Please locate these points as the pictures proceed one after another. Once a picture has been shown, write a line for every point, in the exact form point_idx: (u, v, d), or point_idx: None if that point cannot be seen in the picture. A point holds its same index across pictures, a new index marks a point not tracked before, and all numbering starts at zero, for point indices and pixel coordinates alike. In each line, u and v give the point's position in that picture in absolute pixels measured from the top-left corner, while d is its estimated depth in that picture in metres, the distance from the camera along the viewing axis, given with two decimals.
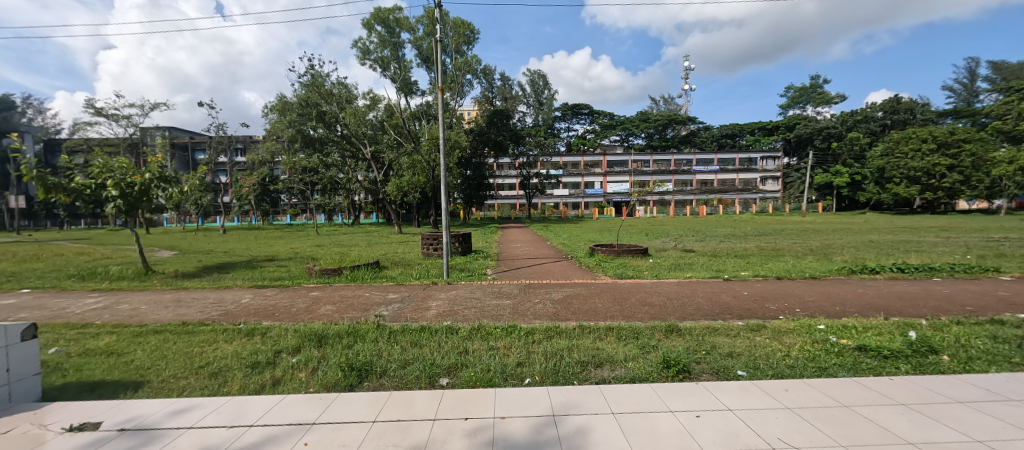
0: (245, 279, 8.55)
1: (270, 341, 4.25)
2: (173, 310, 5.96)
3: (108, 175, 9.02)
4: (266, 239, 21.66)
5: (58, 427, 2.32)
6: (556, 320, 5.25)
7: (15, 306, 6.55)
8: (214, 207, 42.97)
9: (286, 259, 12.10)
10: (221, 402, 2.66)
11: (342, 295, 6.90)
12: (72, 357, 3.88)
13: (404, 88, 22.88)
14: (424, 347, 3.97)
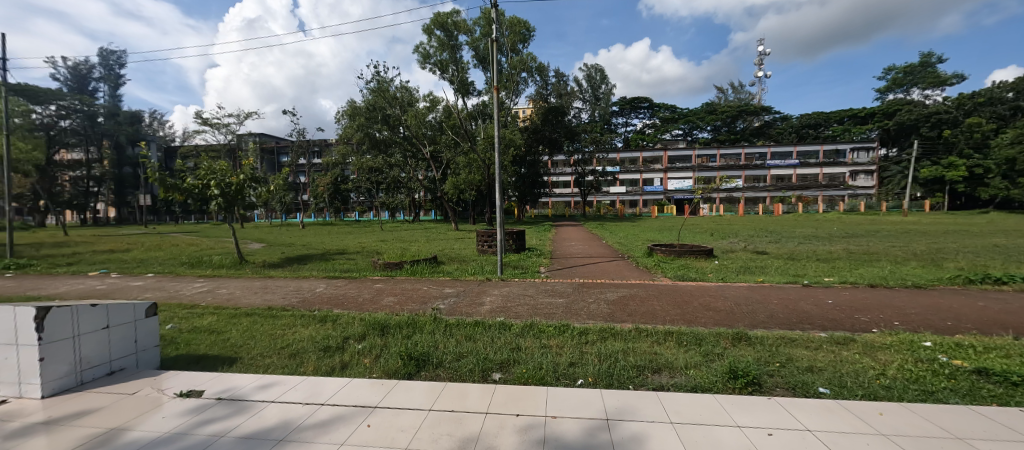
0: (319, 270, 9.43)
1: (340, 326, 4.65)
2: (261, 296, 6.77)
3: (212, 177, 10.43)
4: (337, 234, 23.69)
5: (172, 392, 2.75)
6: (611, 321, 5.08)
7: (143, 287, 7.89)
8: (297, 205, 47.97)
9: (354, 254, 13.09)
10: (299, 380, 2.96)
11: (404, 287, 7.34)
12: (183, 333, 4.59)
13: (462, 89, 23.62)
14: (478, 342, 4.07)
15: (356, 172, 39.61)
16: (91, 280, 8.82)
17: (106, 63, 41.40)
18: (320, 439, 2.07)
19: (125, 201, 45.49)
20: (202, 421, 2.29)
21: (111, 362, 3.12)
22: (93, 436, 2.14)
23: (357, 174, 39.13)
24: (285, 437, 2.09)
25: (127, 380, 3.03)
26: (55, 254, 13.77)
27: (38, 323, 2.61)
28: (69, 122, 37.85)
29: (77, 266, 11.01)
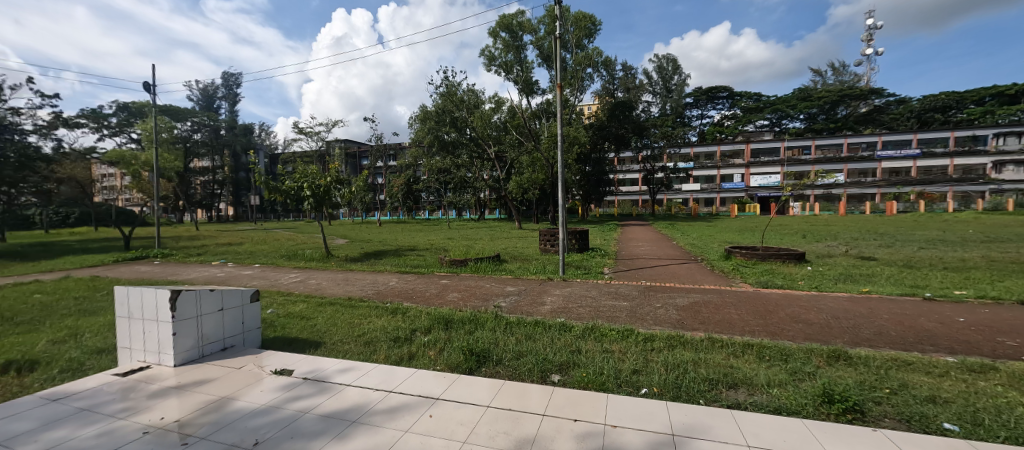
0: (393, 265, 10.21)
1: (409, 319, 4.98)
2: (343, 287, 7.53)
3: (306, 180, 11.82)
4: (409, 232, 25.43)
5: (269, 370, 3.17)
6: (680, 329, 4.73)
7: (253, 275, 9.25)
8: (376, 203, 52.41)
9: (423, 250, 13.93)
10: (371, 367, 3.23)
11: (467, 284, 7.63)
12: (281, 317, 5.29)
13: (526, 89, 23.82)
14: (537, 342, 4.07)
15: (426, 173, 42.06)
16: (216, 268, 10.58)
17: (227, 83, 48.84)
18: (388, 424, 2.23)
19: (240, 201, 53.50)
20: (293, 397, 2.61)
21: (224, 340, 3.71)
22: (210, 403, 2.56)
23: (426, 174, 41.48)
24: (358, 420, 2.29)
25: (234, 355, 3.58)
26: (191, 245, 16.72)
27: (171, 304, 3.19)
28: (201, 135, 45.51)
29: (206, 256, 13.25)
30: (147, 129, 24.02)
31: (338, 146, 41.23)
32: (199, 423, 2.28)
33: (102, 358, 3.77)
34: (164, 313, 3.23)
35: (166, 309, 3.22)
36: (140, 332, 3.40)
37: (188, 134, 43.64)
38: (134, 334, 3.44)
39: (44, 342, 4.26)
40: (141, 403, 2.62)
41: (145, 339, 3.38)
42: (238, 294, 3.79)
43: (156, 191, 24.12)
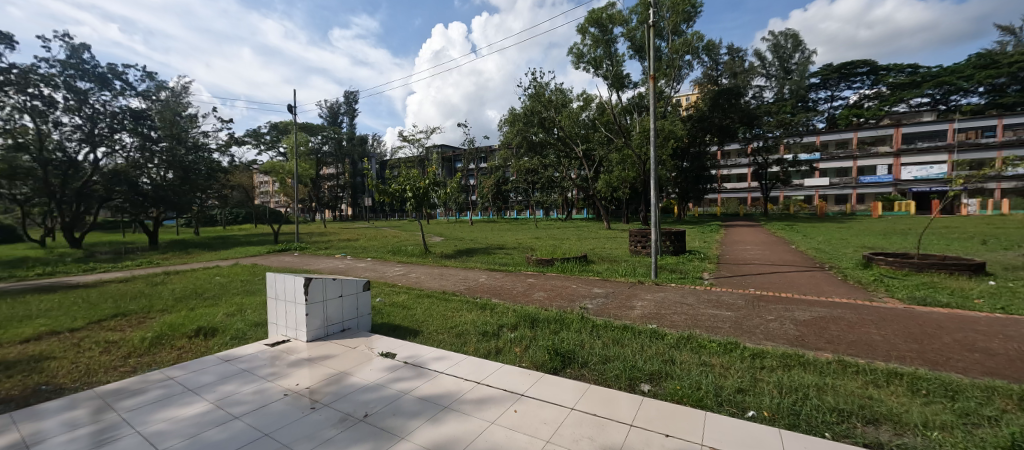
0: (483, 262, 10.76)
1: (496, 315, 5.17)
2: (439, 281, 8.18)
3: (409, 183, 13.15)
4: (498, 231, 26.50)
5: (377, 352, 3.59)
6: (800, 348, 4.01)
7: (367, 267, 10.63)
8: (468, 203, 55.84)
9: (511, 249, 14.39)
10: (462, 358, 3.43)
11: (553, 284, 7.62)
12: (387, 305, 5.97)
13: (616, 83, 22.90)
14: (625, 347, 3.86)
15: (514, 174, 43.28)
16: (339, 260, 12.46)
17: (348, 100, 56.44)
18: (476, 414, 2.34)
19: (357, 203, 61.94)
20: (396, 378, 2.92)
21: (343, 322, 4.33)
22: (332, 376, 3.01)
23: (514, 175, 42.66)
24: (450, 406, 2.45)
25: (350, 336, 4.14)
26: (322, 240, 20.01)
27: (304, 288, 3.83)
28: (329, 146, 53.61)
29: (331, 249, 15.68)
30: (292, 144, 29.30)
31: (436, 151, 44.85)
32: (323, 392, 2.70)
33: (258, 330, 4.72)
34: (300, 296, 3.91)
35: (301, 293, 3.88)
36: (283, 311, 4.17)
37: (321, 147, 51.99)
38: (279, 313, 4.23)
39: (223, 314, 5.50)
40: (284, 370, 3.21)
41: (287, 317, 4.13)
42: (354, 283, 4.38)
43: (298, 194, 29.37)
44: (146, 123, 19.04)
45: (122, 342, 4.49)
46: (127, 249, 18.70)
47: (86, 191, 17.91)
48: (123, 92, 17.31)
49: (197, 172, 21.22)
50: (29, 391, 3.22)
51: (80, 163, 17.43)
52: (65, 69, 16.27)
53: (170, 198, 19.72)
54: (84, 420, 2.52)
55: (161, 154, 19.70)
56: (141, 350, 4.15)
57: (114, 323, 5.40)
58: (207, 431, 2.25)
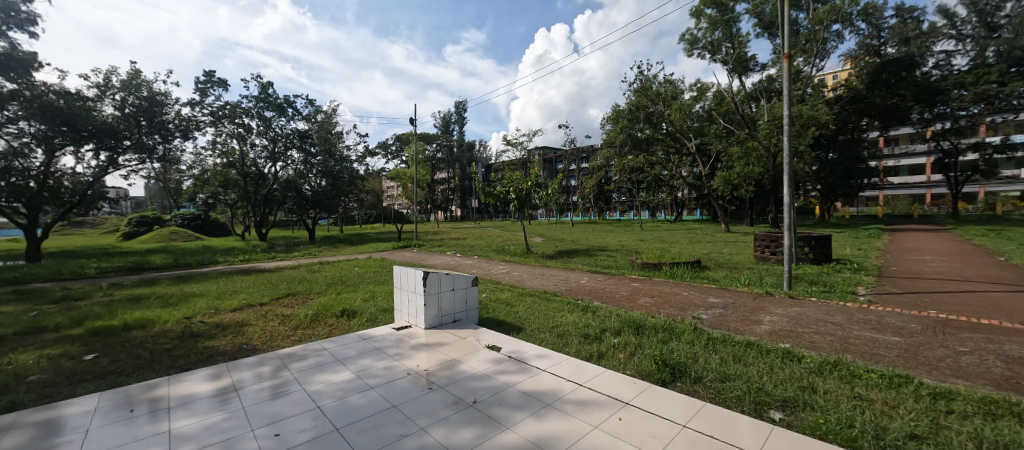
0: (584, 264, 10.65)
1: (599, 318, 5.01)
2: (540, 280, 8.35)
3: (512, 185, 13.71)
4: (601, 233, 25.64)
5: (483, 343, 3.81)
6: (1020, 395, 2.92)
7: (475, 264, 11.46)
8: (568, 205, 55.67)
9: (613, 251, 13.87)
10: (564, 358, 3.41)
11: (661, 290, 7.08)
12: (492, 301, 6.30)
13: (738, 68, 20.40)
14: (750, 366, 3.35)
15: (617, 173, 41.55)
16: (451, 257, 13.70)
17: (458, 109, 60.21)
18: (578, 415, 2.30)
19: (465, 205, 66.60)
20: (501, 370, 3.05)
21: (454, 314, 4.71)
22: (445, 361, 3.31)
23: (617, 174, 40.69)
24: (551, 404, 2.45)
25: (460, 327, 4.48)
26: (436, 239, 22.13)
27: (423, 281, 4.28)
28: (442, 154, 57.29)
29: (443, 247, 17.24)
30: (413, 153, 33.01)
31: (538, 153, 45.40)
32: (438, 375, 2.98)
33: (386, 315, 5.46)
34: (419, 287, 4.39)
35: (421, 285, 4.35)
36: (406, 300, 4.72)
37: (433, 155, 55.30)
38: (403, 301, 4.80)
39: (360, 299, 6.51)
40: (406, 352, 3.65)
41: (409, 305, 4.68)
42: (464, 278, 4.73)
43: (417, 198, 33.00)
44: (308, 142, 23.26)
45: (293, 316, 5.68)
46: (294, 243, 23.49)
47: (269, 196, 23.00)
48: (291, 116, 21.79)
49: (343, 179, 24.73)
50: (237, 348, 4.30)
51: (266, 174, 22.32)
52: (262, 104, 21.33)
53: (323, 200, 23.69)
54: (270, 375, 3.25)
55: (318, 166, 23.79)
56: (305, 324, 5.17)
57: (288, 301, 6.86)
58: (351, 396, 2.69)
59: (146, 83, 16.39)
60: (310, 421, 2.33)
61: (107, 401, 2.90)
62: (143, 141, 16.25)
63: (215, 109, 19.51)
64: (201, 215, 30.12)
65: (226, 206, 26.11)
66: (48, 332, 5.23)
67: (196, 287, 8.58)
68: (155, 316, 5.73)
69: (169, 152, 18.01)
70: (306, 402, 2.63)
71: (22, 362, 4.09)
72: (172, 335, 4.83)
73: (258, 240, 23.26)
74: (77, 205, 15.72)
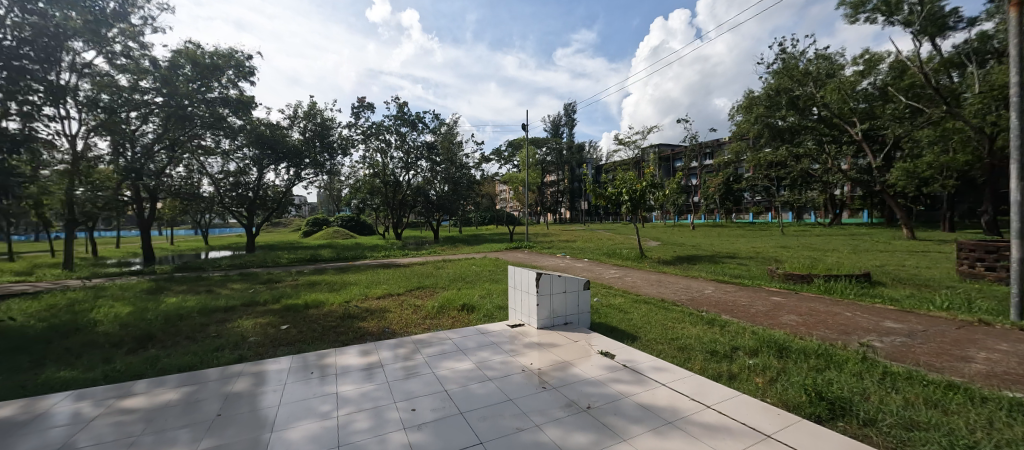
0: (708, 272, 9.69)
1: (728, 334, 4.43)
2: (657, 288, 7.82)
3: (624, 185, 13.08)
4: (728, 237, 22.67)
5: (595, 349, 3.73)
6: None
7: (586, 267, 11.37)
8: (687, 206, 50.56)
9: (746, 260, 12.11)
10: (686, 373, 3.09)
11: (811, 307, 5.91)
12: (605, 306, 6.14)
13: (932, 28, 15.84)
14: (955, 416, 2.53)
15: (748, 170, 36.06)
16: (561, 259, 13.84)
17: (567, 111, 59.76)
18: (705, 439, 2.06)
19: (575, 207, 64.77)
20: (615, 378, 2.94)
21: (566, 316, 4.72)
22: (557, 363, 3.34)
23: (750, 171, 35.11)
24: (671, 422, 2.25)
25: (572, 330, 4.47)
26: (546, 241, 22.45)
27: (536, 282, 4.42)
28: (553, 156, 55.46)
29: (554, 249, 17.46)
30: (524, 158, 34.18)
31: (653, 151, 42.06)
32: (551, 376, 3.02)
33: (500, 312, 5.78)
34: (532, 287, 4.54)
35: (533, 285, 4.50)
36: (520, 299, 4.94)
37: (545, 158, 55.12)
38: (517, 301, 5.03)
39: (477, 295, 7.05)
40: (519, 349, 3.81)
41: (522, 304, 4.89)
42: (575, 280, 4.71)
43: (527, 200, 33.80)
44: (434, 152, 25.49)
45: (422, 306, 6.45)
46: (421, 241, 26.56)
47: (403, 200, 26.38)
48: (421, 130, 24.20)
49: (462, 184, 26.00)
50: (381, 330, 5.08)
51: (401, 182, 25.63)
52: (399, 121, 24.11)
53: (445, 203, 25.72)
54: (407, 356, 3.75)
55: (441, 173, 25.69)
56: (433, 315, 5.83)
57: (419, 293, 7.84)
58: (472, 384, 2.92)
59: (319, 112, 20.49)
60: (440, 402, 2.61)
61: (295, 362, 3.72)
62: (317, 158, 20.35)
63: (365, 128, 23.34)
64: (355, 217, 36.38)
65: (372, 210, 31.04)
66: (260, 305, 6.99)
67: (354, 277, 10.43)
68: (326, 298, 7.18)
69: (332, 165, 22.05)
70: (435, 385, 2.95)
71: (246, 326, 5.55)
72: (336, 315, 5.97)
73: (394, 239, 27.06)
74: (275, 209, 20.57)
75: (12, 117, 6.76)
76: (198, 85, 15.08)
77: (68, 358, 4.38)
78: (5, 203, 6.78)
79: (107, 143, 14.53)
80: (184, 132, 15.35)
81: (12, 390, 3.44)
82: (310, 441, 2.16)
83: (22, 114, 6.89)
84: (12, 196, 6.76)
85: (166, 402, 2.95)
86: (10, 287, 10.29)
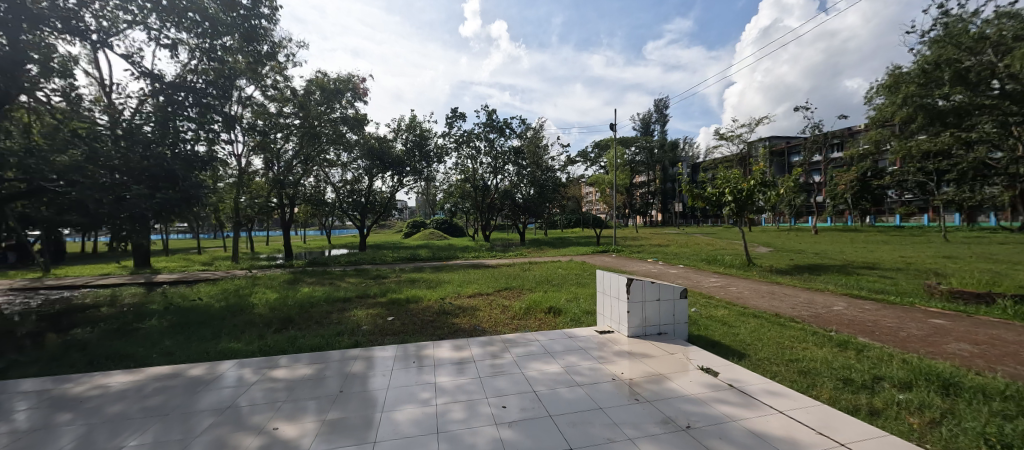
0: (837, 285, 8.32)
1: (868, 362, 3.70)
2: (769, 301, 6.92)
3: (727, 185, 11.81)
4: (864, 244, 18.94)
5: (695, 364, 3.43)
6: None
7: (681, 274, 10.59)
8: (807, 207, 43.32)
9: (890, 273, 10.02)
10: (810, 401, 2.66)
11: (994, 336, 4.62)
12: (705, 317, 5.64)
13: None
14: None
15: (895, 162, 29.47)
16: (652, 264, 13.10)
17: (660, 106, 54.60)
18: None
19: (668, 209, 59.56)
20: (718, 398, 2.67)
21: (660, 326, 4.45)
22: (651, 375, 3.16)
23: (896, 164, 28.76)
24: None
25: (667, 341, 4.19)
26: (636, 245, 21.36)
27: (627, 288, 4.28)
28: (642, 156, 50.63)
29: (645, 254, 16.54)
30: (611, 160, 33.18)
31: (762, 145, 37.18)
32: (645, 388, 2.87)
33: (588, 317, 5.69)
34: (623, 293, 4.39)
35: (624, 291, 4.36)
36: (610, 305, 4.82)
37: (634, 158, 48.74)
38: (607, 306, 4.91)
39: (564, 299, 7.04)
40: (609, 357, 3.70)
41: (613, 310, 4.76)
42: (671, 288, 4.42)
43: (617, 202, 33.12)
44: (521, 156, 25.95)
45: (510, 307, 6.67)
46: (508, 244, 27.34)
47: (492, 204, 27.54)
48: (509, 135, 24.87)
49: (547, 187, 26.14)
50: (473, 327, 5.38)
51: (490, 186, 26.71)
52: (488, 128, 25.15)
53: (531, 207, 26.58)
54: (496, 354, 3.91)
55: (528, 177, 25.94)
56: (520, 316, 5.99)
57: (506, 293, 8.13)
58: (561, 388, 2.92)
59: (419, 124, 22.43)
60: (529, 402, 2.65)
61: (399, 351, 4.14)
62: (416, 166, 22.34)
63: (458, 137, 24.95)
64: (448, 220, 39.12)
65: (464, 213, 33.00)
66: (371, 298, 7.94)
67: (448, 275, 11.21)
68: (424, 294, 7.86)
69: (429, 172, 23.99)
70: (524, 384, 3.02)
71: (360, 315, 6.36)
72: (433, 310, 6.50)
73: (483, 241, 28.34)
74: (382, 212, 23.08)
75: (202, 142, 8.75)
76: (325, 107, 17.69)
77: (237, 332, 5.52)
78: (199, 210, 8.84)
79: (261, 159, 17.98)
80: (314, 148, 18.19)
81: (201, 354, 4.47)
82: (413, 424, 2.37)
83: (211, 141, 8.91)
84: (202, 204, 8.78)
85: (304, 374, 3.54)
86: (200, 274, 13.33)
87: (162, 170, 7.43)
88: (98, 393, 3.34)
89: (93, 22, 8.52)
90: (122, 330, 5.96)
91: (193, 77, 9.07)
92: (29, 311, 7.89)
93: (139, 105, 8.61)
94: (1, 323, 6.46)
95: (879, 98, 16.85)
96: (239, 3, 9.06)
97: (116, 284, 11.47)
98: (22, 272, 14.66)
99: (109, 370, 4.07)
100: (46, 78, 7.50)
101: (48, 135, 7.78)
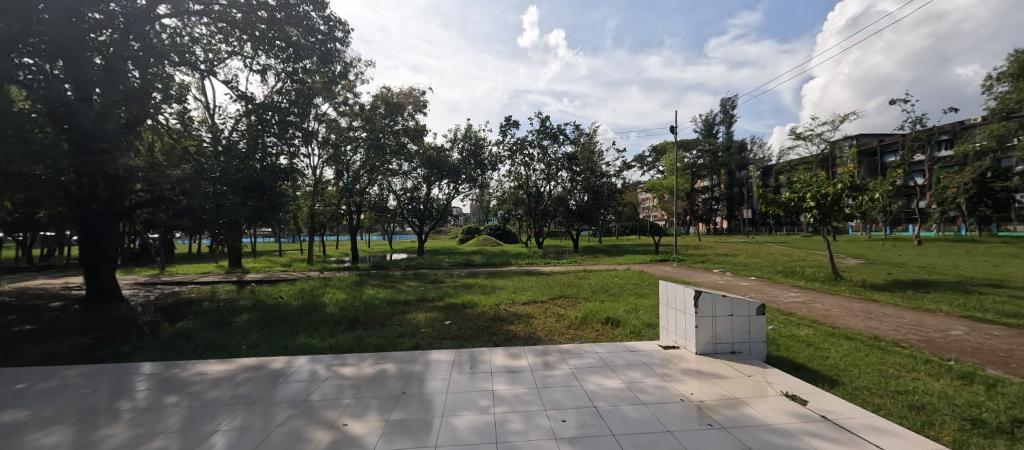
0: (953, 305, 7.16)
1: (1005, 400, 3.12)
2: (864, 321, 6.15)
3: (808, 189, 10.67)
4: (989, 257, 16.03)
5: (777, 389, 3.12)
6: None
7: (752, 287, 9.78)
8: (908, 212, 37.73)
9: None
10: (928, 443, 2.29)
11: None
12: (785, 337, 5.13)
13: None
14: None
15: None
16: (718, 275, 12.28)
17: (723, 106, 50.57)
18: None
19: (734, 216, 55.14)
20: (806, 430, 2.42)
21: (733, 343, 4.13)
22: (725, 399, 2.93)
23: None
24: None
25: (741, 362, 3.88)
26: (700, 254, 20.07)
27: (695, 301, 4.07)
28: (705, 159, 47.46)
29: (710, 264, 15.48)
30: (671, 164, 31.63)
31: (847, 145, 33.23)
32: (718, 412, 2.67)
33: (649, 330, 5.43)
34: (690, 307, 4.16)
35: (692, 305, 4.12)
36: (676, 318, 4.58)
37: (695, 162, 45.95)
38: (671, 319, 4.69)
39: (623, 310, 6.78)
40: (675, 375, 3.50)
41: (678, 324, 4.54)
42: (746, 304, 4.08)
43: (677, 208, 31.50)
44: (575, 162, 25.71)
45: (566, 316, 6.57)
46: (562, 251, 26.97)
47: (546, 210, 27.40)
48: (562, 142, 24.66)
49: (603, 194, 25.38)
50: (528, 335, 5.38)
51: (543, 193, 26.63)
52: (542, 135, 25.19)
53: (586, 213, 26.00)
54: (551, 365, 3.87)
55: (582, 183, 25.44)
56: (577, 325, 5.90)
57: (561, 301, 8.04)
58: (624, 406, 2.80)
59: (474, 133, 23.05)
60: (591, 418, 2.58)
61: (456, 356, 4.23)
62: (471, 174, 22.94)
63: (511, 145, 25.26)
64: (501, 226, 39.65)
65: (517, 219, 33.12)
66: (429, 302, 8.24)
67: (503, 282, 11.30)
68: (480, 300, 8.00)
69: (484, 180, 24.54)
70: (585, 399, 2.95)
71: (419, 318, 6.63)
72: (490, 317, 6.58)
73: (537, 247, 28.20)
74: (439, 219, 23.93)
75: (285, 156, 9.72)
76: (388, 120, 19.05)
77: (310, 330, 6.01)
78: (281, 216, 9.80)
79: (333, 170, 19.60)
80: (379, 159, 19.36)
81: (283, 348, 4.94)
82: (472, 432, 2.40)
83: (290, 155, 9.86)
84: (283, 211, 9.71)
85: (370, 374, 3.74)
86: (281, 274, 14.76)
87: (252, 181, 8.39)
88: (198, 378, 3.82)
89: (202, 54, 9.88)
90: (218, 323, 6.76)
91: (279, 97, 10.11)
92: (150, 302, 9.24)
93: (235, 124, 9.80)
94: (128, 312, 7.64)
95: (1003, 86, 14.39)
96: (317, 29, 9.84)
97: (215, 281, 13.05)
98: (146, 268, 17.33)
99: (208, 358, 4.64)
100: (167, 103, 8.85)
101: (166, 152, 9.14)
